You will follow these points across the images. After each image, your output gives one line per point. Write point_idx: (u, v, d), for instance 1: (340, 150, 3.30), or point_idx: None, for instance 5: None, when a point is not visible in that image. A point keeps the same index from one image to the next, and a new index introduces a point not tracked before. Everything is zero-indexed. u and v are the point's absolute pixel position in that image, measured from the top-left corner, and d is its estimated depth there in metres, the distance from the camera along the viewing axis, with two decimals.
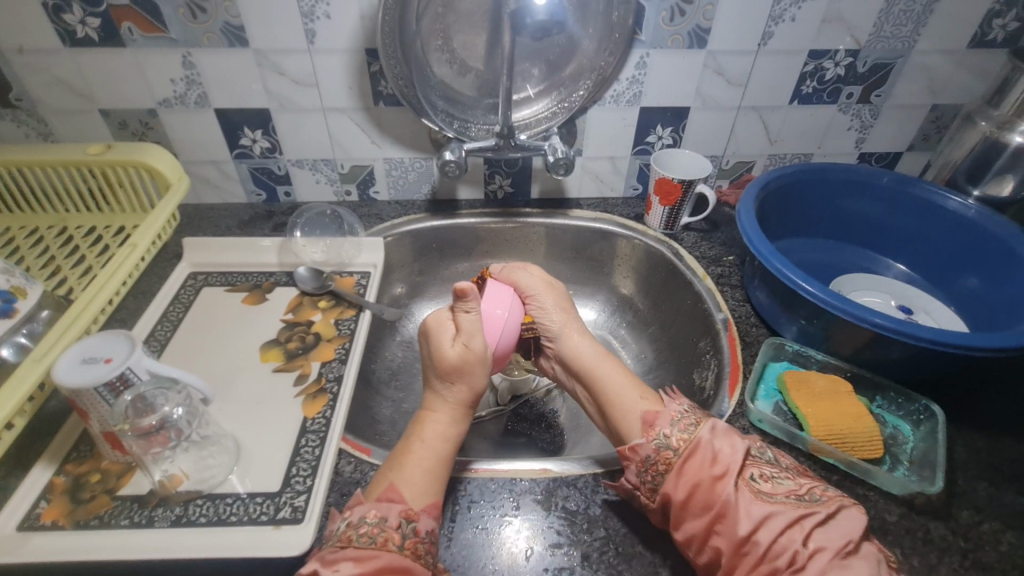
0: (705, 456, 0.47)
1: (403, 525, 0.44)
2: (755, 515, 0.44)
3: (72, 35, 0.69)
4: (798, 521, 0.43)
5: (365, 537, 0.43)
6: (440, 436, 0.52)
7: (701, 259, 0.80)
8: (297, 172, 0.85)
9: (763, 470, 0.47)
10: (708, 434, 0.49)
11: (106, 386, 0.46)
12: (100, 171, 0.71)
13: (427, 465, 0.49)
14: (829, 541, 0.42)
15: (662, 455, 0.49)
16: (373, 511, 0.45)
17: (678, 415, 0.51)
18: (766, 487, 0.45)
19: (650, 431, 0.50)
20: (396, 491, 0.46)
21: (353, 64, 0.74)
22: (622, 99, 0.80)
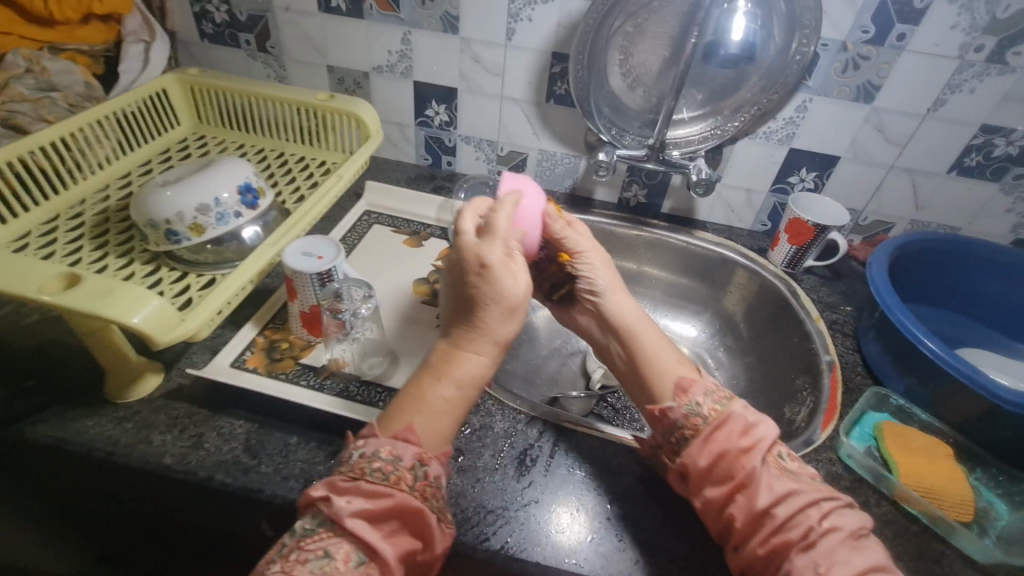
0: (736, 427, 0.52)
1: (417, 466, 0.46)
2: (776, 491, 0.48)
3: (328, 3, 0.86)
4: (818, 502, 0.48)
5: (379, 473, 0.45)
6: (479, 379, 0.51)
7: (817, 302, 0.82)
8: (463, 147, 0.98)
9: (786, 450, 0.52)
10: (737, 408, 0.53)
11: (318, 275, 0.60)
12: (321, 114, 0.87)
13: (448, 400, 0.50)
14: (844, 524, 0.46)
15: (690, 421, 0.53)
16: (388, 449, 0.46)
17: (714, 387, 0.55)
18: (792, 467, 0.50)
19: (683, 396, 0.55)
20: (410, 433, 0.47)
21: (539, 63, 0.85)
22: (775, 136, 0.84)
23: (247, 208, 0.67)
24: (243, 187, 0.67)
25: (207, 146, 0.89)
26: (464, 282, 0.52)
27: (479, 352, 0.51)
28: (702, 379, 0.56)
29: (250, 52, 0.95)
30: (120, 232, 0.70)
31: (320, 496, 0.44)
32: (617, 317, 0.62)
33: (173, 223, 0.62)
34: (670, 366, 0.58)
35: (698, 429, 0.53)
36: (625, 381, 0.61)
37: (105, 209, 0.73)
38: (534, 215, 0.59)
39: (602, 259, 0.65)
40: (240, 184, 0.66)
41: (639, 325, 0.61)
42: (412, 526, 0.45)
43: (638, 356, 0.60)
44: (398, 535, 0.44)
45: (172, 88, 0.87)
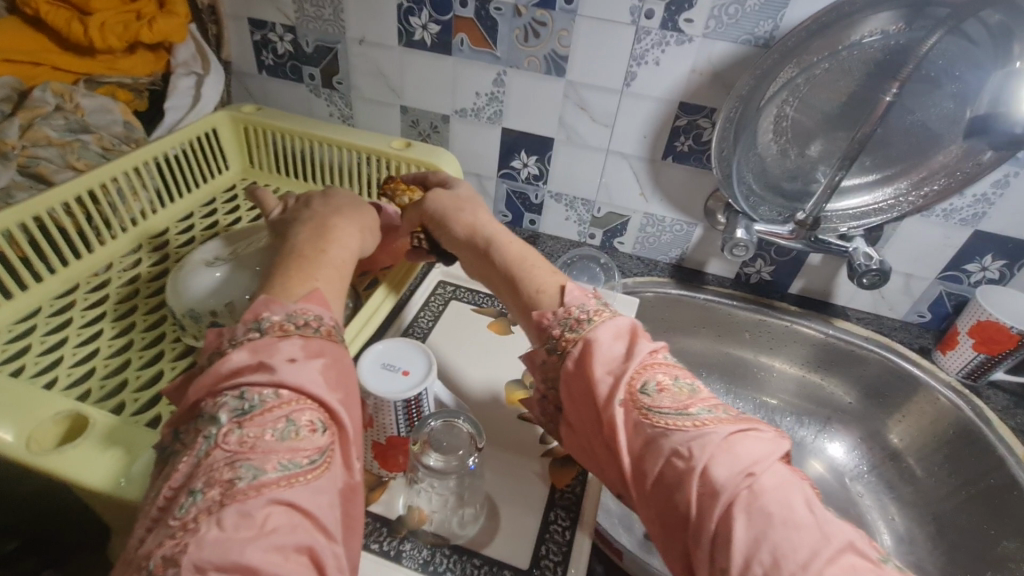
0: (584, 360, 0.40)
1: (338, 326, 0.41)
2: (642, 440, 0.35)
3: (410, 36, 0.73)
4: (685, 447, 0.33)
5: (310, 327, 0.38)
6: (334, 260, 0.47)
7: (1019, 432, 0.63)
8: (552, 204, 0.83)
9: (662, 377, 0.38)
10: (602, 334, 0.41)
11: (403, 403, 0.44)
12: (394, 164, 0.74)
13: (328, 274, 0.45)
14: (724, 477, 0.31)
15: (552, 359, 0.42)
16: (303, 308, 0.39)
17: (571, 312, 0.43)
18: (658, 402, 0.36)
19: (543, 333, 0.43)
20: (322, 297, 0.42)
21: (660, 114, 0.70)
22: (957, 215, 0.67)
23: None
24: None
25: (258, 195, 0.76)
26: (323, 202, 0.55)
27: (336, 244, 0.49)
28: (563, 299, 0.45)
29: (312, 87, 0.82)
30: (150, 310, 0.57)
31: (243, 362, 0.35)
32: (495, 255, 0.52)
33: (219, 315, 0.49)
34: (548, 282, 0.47)
35: (566, 358, 0.41)
36: (503, 297, 0.51)
37: (134, 278, 0.60)
38: None
39: (446, 199, 0.60)
40: None
41: (473, 224, 0.56)
42: (344, 386, 0.37)
43: (510, 268, 0.50)
44: (350, 405, 0.37)
45: (223, 129, 0.75)
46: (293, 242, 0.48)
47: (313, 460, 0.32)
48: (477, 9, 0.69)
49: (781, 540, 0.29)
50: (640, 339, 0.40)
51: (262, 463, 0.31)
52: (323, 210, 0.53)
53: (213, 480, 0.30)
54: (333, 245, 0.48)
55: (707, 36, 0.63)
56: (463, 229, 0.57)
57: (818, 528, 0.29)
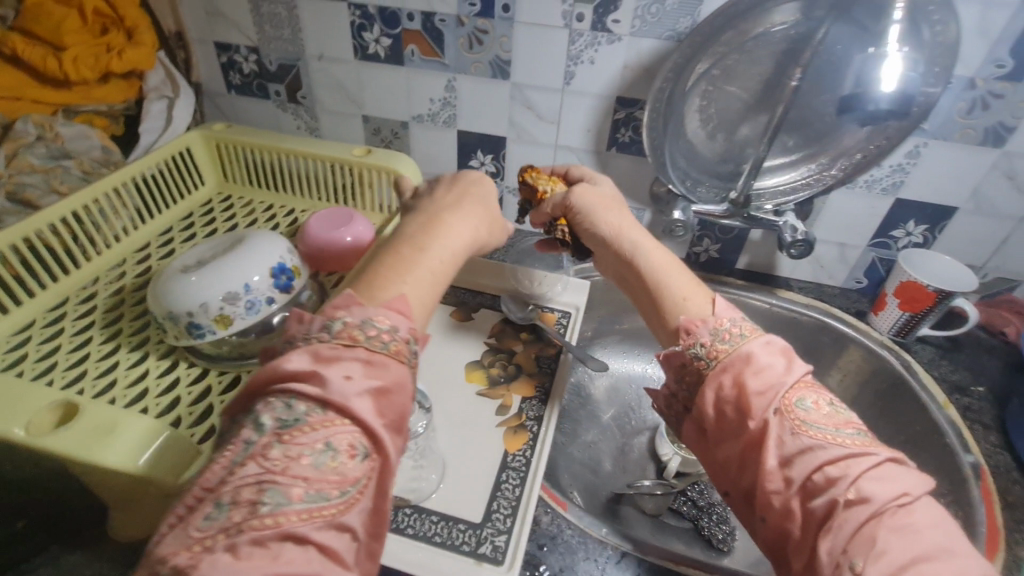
0: (738, 365, 0.41)
1: (412, 341, 0.38)
2: (790, 448, 0.38)
3: (364, 50, 0.78)
4: (841, 461, 0.36)
5: (375, 340, 0.36)
6: (444, 259, 0.45)
7: (941, 382, 0.69)
8: (511, 199, 0.89)
9: (819, 396, 0.40)
10: (757, 347, 0.42)
11: None
12: (357, 171, 0.79)
13: (421, 277, 0.43)
14: (876, 495, 0.34)
15: (695, 365, 0.44)
16: (384, 317, 0.38)
17: (724, 325, 0.44)
18: (814, 418, 0.38)
19: (688, 338, 0.45)
20: (404, 304, 0.39)
21: (600, 109, 0.75)
22: (877, 185, 0.73)
23: (281, 293, 0.58)
24: (276, 269, 0.57)
25: (233, 207, 0.81)
26: (447, 189, 0.53)
27: (434, 247, 0.45)
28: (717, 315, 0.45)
29: (279, 102, 0.88)
30: (136, 316, 0.62)
31: (300, 368, 0.34)
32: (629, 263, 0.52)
33: (196, 315, 0.53)
34: (683, 293, 0.48)
35: (716, 367, 0.42)
36: (637, 301, 0.52)
37: (120, 288, 0.65)
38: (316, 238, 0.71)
39: (593, 198, 0.57)
40: (273, 265, 0.57)
41: (617, 225, 0.54)
42: (394, 411, 0.35)
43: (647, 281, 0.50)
44: (396, 429, 0.36)
45: (197, 147, 0.80)
46: (400, 231, 0.47)
47: (341, 493, 0.32)
48: (424, 22, 0.74)
49: (925, 558, 0.32)
50: (797, 360, 0.42)
51: (288, 490, 0.31)
52: (433, 205, 0.51)
53: (238, 498, 0.30)
54: (437, 239, 0.46)
55: (633, 34, 0.68)
56: (609, 233, 0.54)
57: (959, 555, 0.32)
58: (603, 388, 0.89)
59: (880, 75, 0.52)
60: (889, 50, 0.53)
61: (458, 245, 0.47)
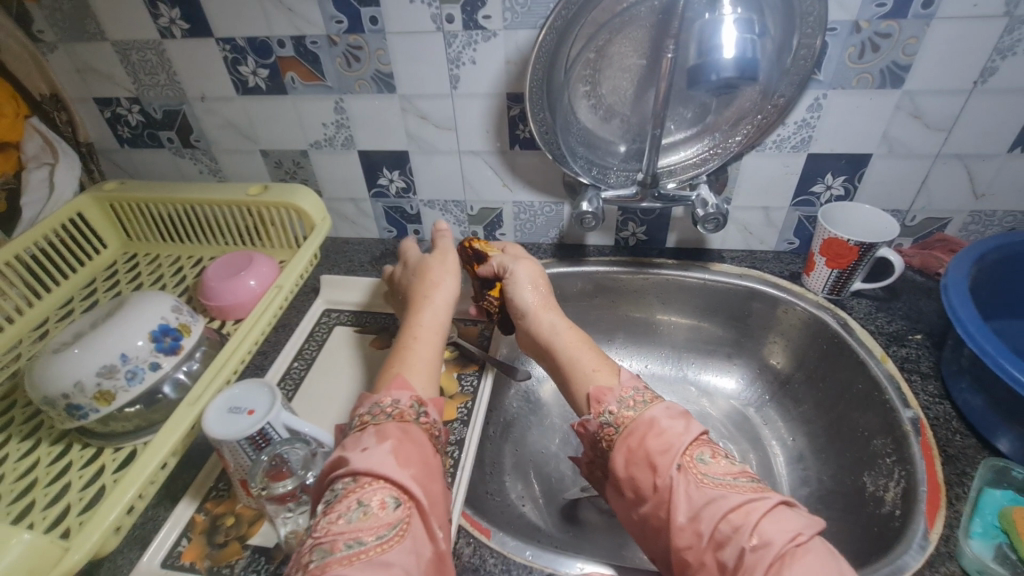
0: (643, 431, 0.46)
1: (415, 406, 0.49)
2: (696, 501, 0.41)
3: (244, 84, 0.75)
4: (741, 505, 0.40)
5: (382, 413, 0.47)
6: (434, 328, 0.59)
7: (878, 335, 0.67)
8: (428, 212, 0.86)
9: (715, 449, 0.45)
10: (657, 413, 0.47)
11: (247, 440, 0.47)
12: (255, 211, 0.76)
13: (426, 355, 0.56)
14: (775, 535, 0.38)
15: (605, 431, 0.49)
16: (387, 398, 0.49)
17: (629, 392, 0.50)
18: (711, 470, 0.43)
19: (598, 407, 0.50)
20: (403, 380, 0.51)
21: (494, 108, 0.72)
22: (787, 144, 0.70)
23: (167, 355, 0.55)
24: (157, 332, 0.54)
25: (139, 266, 0.78)
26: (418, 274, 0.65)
27: (425, 333, 0.58)
28: (621, 384, 0.51)
29: (175, 150, 0.84)
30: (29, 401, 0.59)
31: (332, 461, 0.44)
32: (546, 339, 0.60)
33: (72, 396, 0.50)
34: (597, 367, 0.54)
35: (624, 433, 0.47)
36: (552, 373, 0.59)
37: (14, 373, 0.62)
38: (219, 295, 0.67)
39: (528, 272, 0.65)
40: (153, 329, 0.54)
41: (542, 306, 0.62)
42: (411, 462, 0.44)
43: (563, 356, 0.57)
44: (421, 479, 0.44)
45: (90, 211, 0.77)
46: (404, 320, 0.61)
47: (378, 536, 0.38)
48: (296, 47, 0.71)
49: None
50: (693, 421, 0.47)
51: (331, 544, 0.38)
52: (416, 280, 0.64)
53: (299, 564, 0.38)
54: (428, 312, 0.60)
55: (508, 27, 0.65)
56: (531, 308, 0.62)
57: None
58: (552, 389, 0.84)
59: (720, 40, 0.50)
60: (723, 15, 0.51)
61: (443, 321, 0.60)
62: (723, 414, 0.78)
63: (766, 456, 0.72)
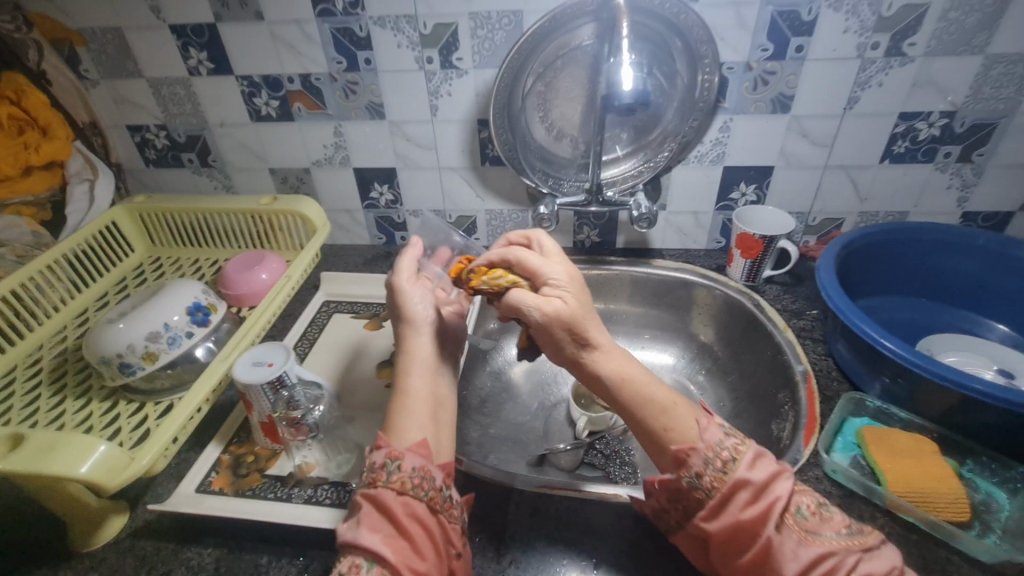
0: (743, 494, 0.47)
1: (389, 463, 0.50)
2: (803, 557, 0.45)
3: (258, 112, 0.90)
4: (849, 559, 0.44)
5: (363, 479, 0.50)
6: (422, 374, 0.58)
7: (782, 312, 0.82)
8: (413, 221, 1.00)
9: (808, 501, 0.48)
10: (746, 470, 0.48)
11: (268, 384, 0.59)
12: (266, 217, 0.89)
13: (420, 409, 0.55)
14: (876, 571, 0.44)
15: (695, 493, 0.49)
16: (369, 459, 0.51)
17: (715, 451, 0.49)
18: (812, 525, 0.46)
19: (684, 469, 0.49)
20: (387, 436, 0.53)
21: (467, 131, 0.88)
22: (706, 158, 0.85)
23: (199, 326, 0.67)
24: (192, 307, 0.67)
25: (163, 267, 0.91)
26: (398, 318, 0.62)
27: (417, 375, 0.57)
28: (702, 441, 0.50)
29: (194, 169, 0.98)
30: (78, 370, 0.71)
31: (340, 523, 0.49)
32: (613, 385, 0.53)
33: (125, 355, 0.62)
34: (672, 412, 0.52)
35: (711, 495, 0.48)
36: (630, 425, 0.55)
37: (63, 350, 0.74)
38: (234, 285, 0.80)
39: (556, 304, 0.54)
40: (189, 304, 0.67)
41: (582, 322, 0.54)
42: (383, 526, 0.47)
43: (623, 402, 0.53)
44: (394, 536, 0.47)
45: (123, 220, 0.90)
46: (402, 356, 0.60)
47: None
48: (303, 82, 0.86)
49: None
50: (779, 477, 0.48)
51: None
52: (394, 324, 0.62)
53: None
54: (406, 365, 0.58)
55: (476, 67, 0.81)
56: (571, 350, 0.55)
57: None
58: (522, 371, 0.98)
59: (618, 76, 0.63)
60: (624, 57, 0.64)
61: (424, 362, 0.59)
62: None
63: None
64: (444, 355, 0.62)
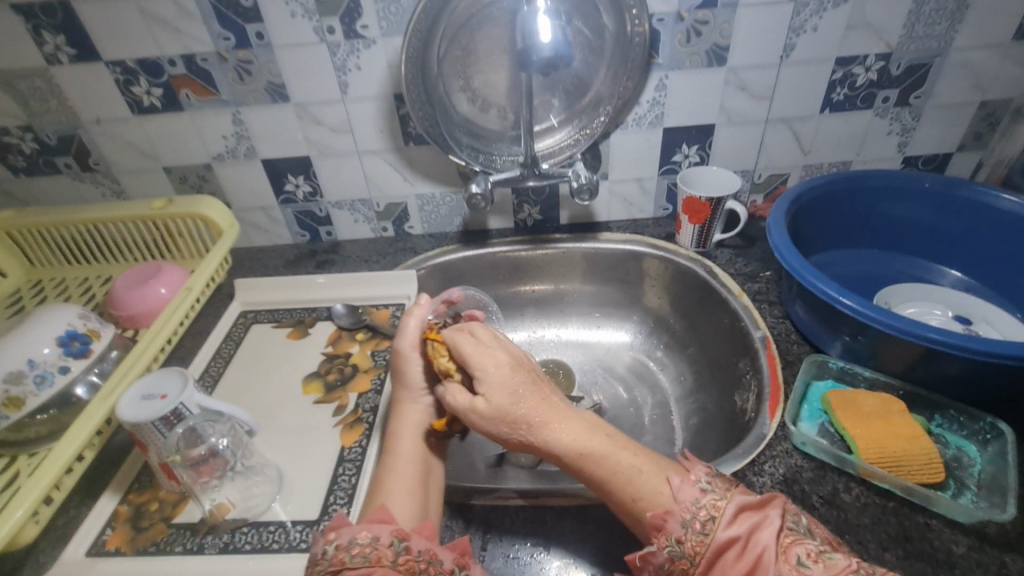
0: (729, 558, 0.40)
1: (396, 542, 0.42)
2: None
3: (139, 104, 0.78)
4: None
5: (357, 556, 0.40)
6: (415, 447, 0.53)
7: (736, 276, 0.78)
8: (337, 213, 0.91)
9: (807, 547, 0.39)
10: (729, 531, 0.41)
11: (161, 420, 0.49)
12: (162, 223, 0.78)
13: (404, 469, 0.50)
14: None
15: (677, 565, 0.42)
16: (364, 532, 0.42)
17: (692, 512, 0.43)
18: (816, 572, 0.37)
19: (661, 536, 0.43)
20: (384, 512, 0.45)
21: (383, 108, 0.79)
22: (645, 121, 0.80)
23: (76, 358, 0.57)
24: (64, 337, 0.57)
25: (44, 291, 0.79)
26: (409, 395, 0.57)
27: (406, 438, 0.54)
28: (679, 501, 0.44)
29: (74, 175, 0.85)
30: None
31: None
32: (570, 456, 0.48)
33: None
34: (625, 467, 0.47)
35: (695, 566, 0.41)
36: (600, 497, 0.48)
37: None
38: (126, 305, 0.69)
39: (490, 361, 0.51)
40: (60, 334, 0.57)
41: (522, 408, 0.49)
42: None
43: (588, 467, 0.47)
44: None
45: None
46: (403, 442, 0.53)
47: None
48: (186, 64, 0.74)
49: None
50: (768, 527, 0.41)
51: None
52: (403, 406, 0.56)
53: None
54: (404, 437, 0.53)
55: (385, 34, 0.72)
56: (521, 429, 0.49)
57: None
58: None
59: (534, 27, 0.58)
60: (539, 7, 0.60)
61: (420, 427, 0.55)
62: (625, 365, 0.86)
63: (661, 395, 0.81)
64: (446, 430, 0.58)
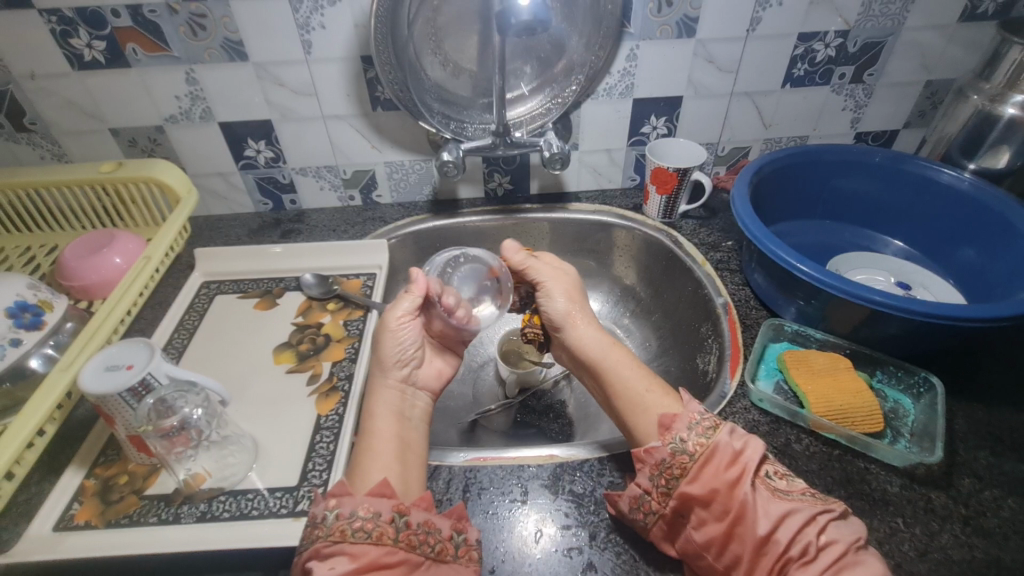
0: (723, 458, 0.46)
1: (396, 518, 0.43)
2: (773, 513, 0.43)
3: (79, 58, 0.72)
4: (814, 517, 0.43)
5: (360, 531, 0.42)
6: (389, 421, 0.52)
7: (700, 245, 0.81)
8: (302, 180, 0.88)
9: (776, 467, 0.47)
10: (724, 438, 0.47)
11: (128, 391, 0.48)
12: (113, 189, 0.73)
13: (383, 447, 0.49)
14: (842, 536, 0.42)
15: (677, 460, 0.47)
16: (366, 505, 0.43)
17: (698, 417, 0.49)
18: (783, 485, 0.45)
19: (667, 434, 0.48)
20: (384, 481, 0.45)
21: (350, 72, 0.76)
22: (615, 91, 0.80)
23: (28, 330, 0.54)
24: (13, 308, 0.54)
25: None
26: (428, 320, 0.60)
27: (381, 417, 0.53)
28: (687, 410, 0.50)
29: (6, 135, 0.78)
30: None
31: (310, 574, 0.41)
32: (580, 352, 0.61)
33: None
34: (643, 403, 0.53)
35: (689, 465, 0.46)
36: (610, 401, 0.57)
37: None
38: (77, 272, 0.65)
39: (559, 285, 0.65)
40: (8, 305, 0.54)
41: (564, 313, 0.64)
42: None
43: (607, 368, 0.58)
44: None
45: None
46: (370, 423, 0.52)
47: None
48: (132, 16, 0.69)
49: None
50: (753, 442, 0.47)
51: None
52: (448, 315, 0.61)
53: None
54: (379, 416, 0.53)
55: None
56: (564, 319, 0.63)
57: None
58: None
59: None
60: None
61: (392, 407, 0.54)
62: None
63: None
64: (416, 405, 0.57)
